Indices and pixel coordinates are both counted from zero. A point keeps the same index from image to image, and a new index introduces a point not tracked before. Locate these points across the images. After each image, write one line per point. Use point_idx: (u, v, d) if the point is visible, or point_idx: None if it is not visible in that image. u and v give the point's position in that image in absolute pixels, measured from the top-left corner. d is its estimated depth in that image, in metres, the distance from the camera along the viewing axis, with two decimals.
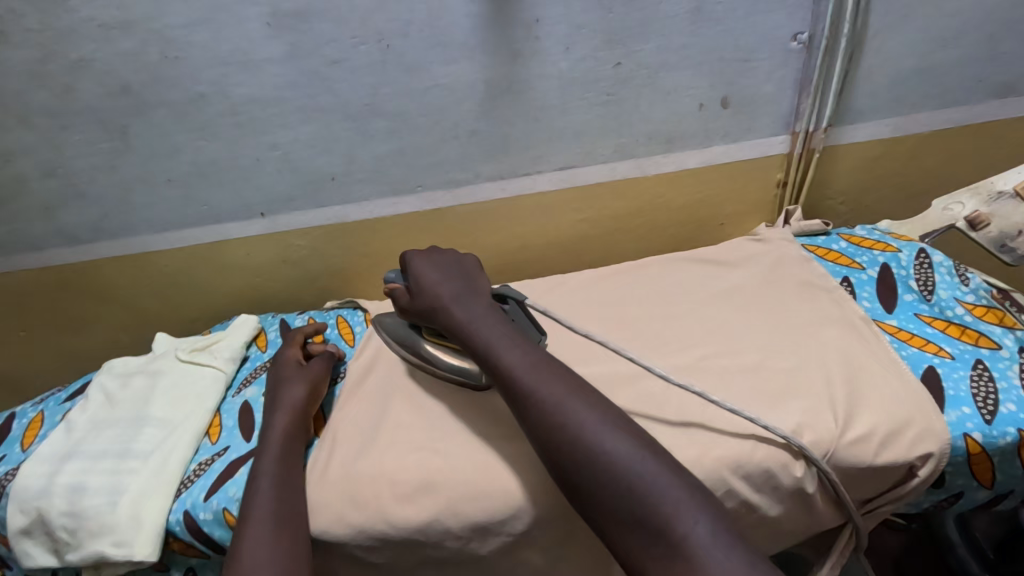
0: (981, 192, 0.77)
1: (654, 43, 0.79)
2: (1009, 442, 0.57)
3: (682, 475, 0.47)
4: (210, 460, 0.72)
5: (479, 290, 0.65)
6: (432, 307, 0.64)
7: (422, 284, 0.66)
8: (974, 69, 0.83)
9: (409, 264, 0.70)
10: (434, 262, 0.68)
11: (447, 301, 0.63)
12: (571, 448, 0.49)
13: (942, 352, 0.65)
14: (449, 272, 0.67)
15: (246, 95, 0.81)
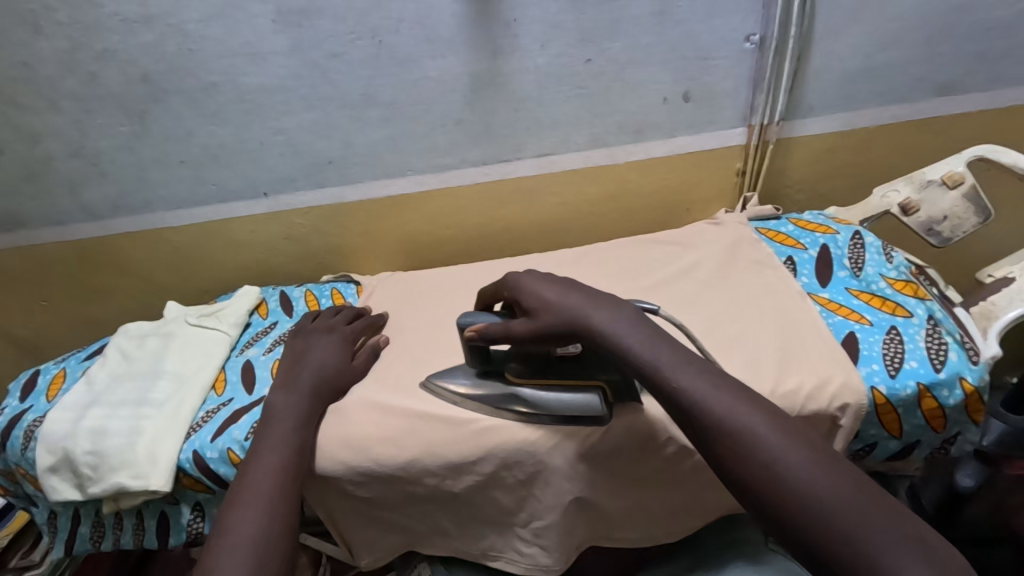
0: (914, 180, 0.85)
1: (622, 42, 0.88)
2: (909, 394, 0.66)
3: (898, 519, 0.39)
4: (216, 409, 0.80)
5: (614, 299, 0.57)
6: (568, 324, 0.56)
7: (546, 304, 0.58)
8: (914, 70, 0.91)
9: (519, 284, 0.62)
10: (549, 278, 0.61)
11: (582, 316, 0.56)
12: (758, 482, 0.44)
13: (863, 319, 0.74)
14: (572, 284, 0.59)
15: (253, 85, 0.89)
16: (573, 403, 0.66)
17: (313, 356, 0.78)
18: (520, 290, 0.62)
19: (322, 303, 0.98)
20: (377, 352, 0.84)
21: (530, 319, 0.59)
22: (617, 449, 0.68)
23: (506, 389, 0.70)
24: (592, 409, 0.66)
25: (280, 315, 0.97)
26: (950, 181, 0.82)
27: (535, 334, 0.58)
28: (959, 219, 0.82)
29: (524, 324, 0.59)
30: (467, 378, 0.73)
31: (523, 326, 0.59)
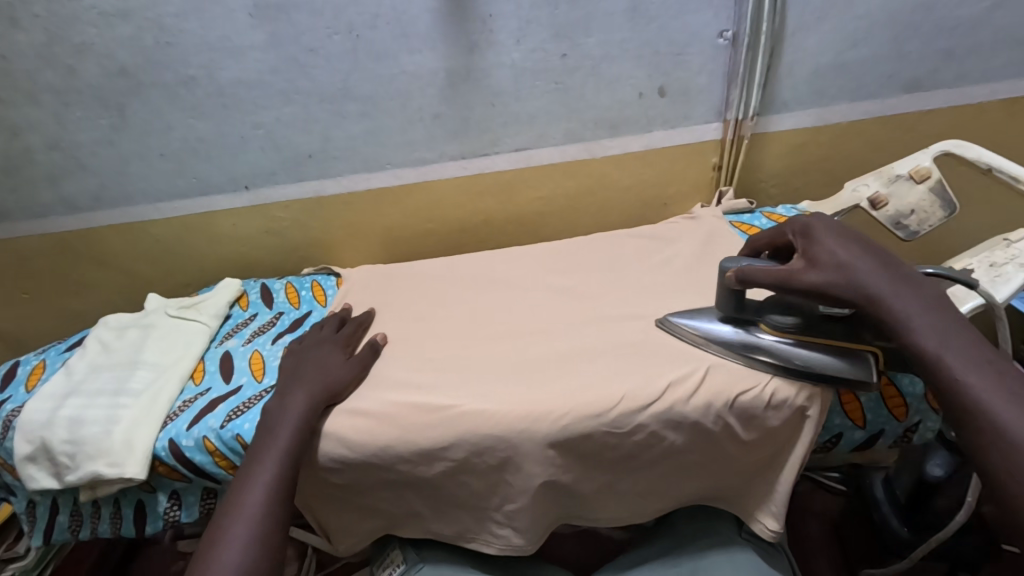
0: (883, 175, 0.87)
1: (596, 37, 0.89)
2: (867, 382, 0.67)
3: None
4: (194, 398, 0.81)
5: (915, 278, 0.59)
6: (844, 282, 0.58)
7: (839, 259, 0.59)
8: (885, 66, 0.93)
9: (813, 236, 0.63)
10: (844, 234, 0.61)
11: (870, 287, 0.57)
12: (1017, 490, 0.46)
13: None
14: (863, 248, 0.60)
15: (232, 79, 0.90)
16: (828, 363, 0.66)
17: (307, 366, 0.77)
18: (813, 243, 0.62)
19: (302, 295, 0.99)
20: (376, 350, 0.81)
21: (813, 268, 0.60)
22: (586, 436, 0.69)
23: (758, 341, 0.69)
24: (858, 373, 0.65)
25: (260, 307, 0.98)
26: (918, 175, 0.84)
27: (817, 286, 0.59)
28: (925, 213, 0.83)
29: (811, 273, 0.60)
30: (717, 326, 0.73)
31: (813, 276, 0.60)
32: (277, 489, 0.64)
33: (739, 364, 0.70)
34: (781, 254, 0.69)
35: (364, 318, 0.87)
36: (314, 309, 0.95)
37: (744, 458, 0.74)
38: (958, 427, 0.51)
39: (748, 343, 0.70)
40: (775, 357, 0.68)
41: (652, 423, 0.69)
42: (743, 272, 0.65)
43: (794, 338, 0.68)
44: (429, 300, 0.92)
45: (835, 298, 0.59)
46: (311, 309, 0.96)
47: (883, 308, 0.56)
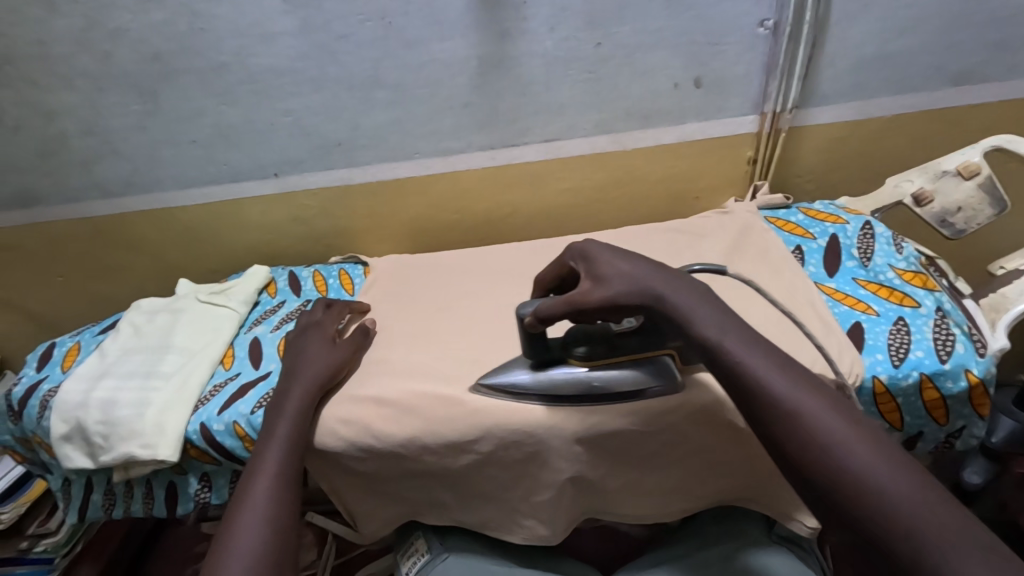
0: (928, 171, 0.84)
1: (631, 26, 0.87)
2: (910, 383, 0.65)
3: (974, 529, 0.38)
4: (224, 382, 0.82)
5: (675, 274, 0.58)
6: (634, 294, 0.56)
7: (622, 271, 0.58)
8: (932, 57, 0.89)
9: (591, 254, 0.62)
10: (617, 250, 0.61)
11: (650, 288, 0.56)
12: (815, 463, 0.44)
13: (869, 310, 0.73)
14: (632, 256, 0.60)
15: (262, 65, 0.90)
16: (648, 379, 0.67)
17: (302, 358, 0.77)
18: (590, 261, 0.61)
19: (329, 283, 1.00)
20: (367, 333, 0.83)
21: (598, 284, 0.58)
22: (615, 433, 0.68)
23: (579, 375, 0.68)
24: (670, 376, 0.67)
25: (288, 295, 0.98)
26: (967, 172, 0.80)
27: (609, 301, 0.57)
28: (973, 210, 0.80)
29: (598, 291, 0.58)
30: (521, 372, 0.70)
31: (599, 293, 0.57)
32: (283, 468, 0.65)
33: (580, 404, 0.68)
34: (567, 281, 0.67)
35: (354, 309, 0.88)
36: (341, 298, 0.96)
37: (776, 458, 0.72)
38: (755, 413, 0.49)
39: (558, 379, 0.69)
40: (608, 386, 0.68)
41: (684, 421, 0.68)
42: (541, 313, 0.62)
43: (607, 363, 0.68)
44: (457, 291, 0.91)
45: (634, 308, 0.57)
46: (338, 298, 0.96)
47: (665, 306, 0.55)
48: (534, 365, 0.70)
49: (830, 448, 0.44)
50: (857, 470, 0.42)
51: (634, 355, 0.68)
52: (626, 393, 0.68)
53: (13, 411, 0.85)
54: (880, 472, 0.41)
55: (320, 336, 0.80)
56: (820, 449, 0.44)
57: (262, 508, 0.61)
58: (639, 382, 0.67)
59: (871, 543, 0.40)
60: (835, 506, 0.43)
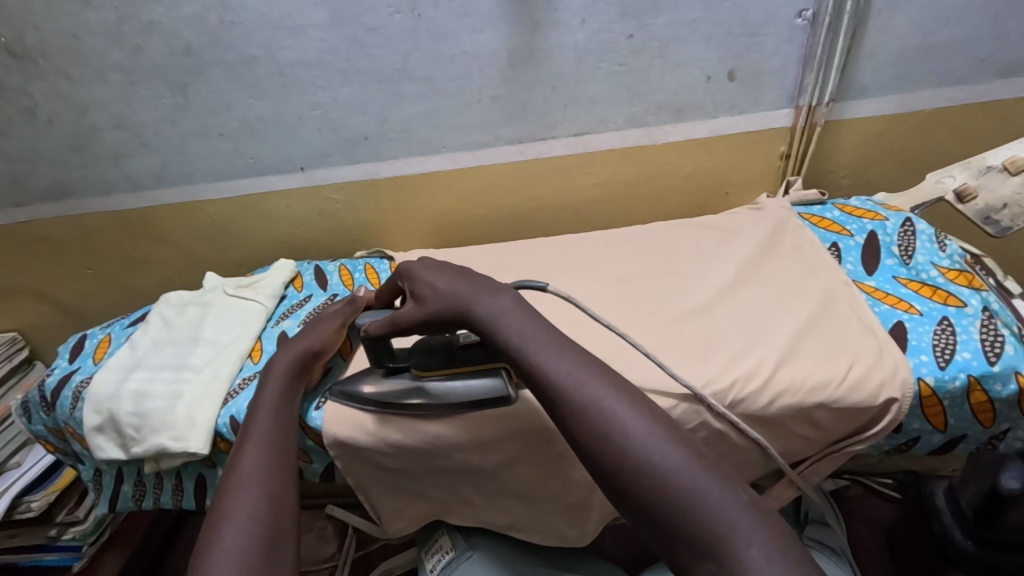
0: (971, 166, 0.81)
1: (666, 17, 0.85)
2: (958, 386, 0.63)
3: (734, 489, 0.41)
4: (253, 376, 0.82)
5: (497, 286, 0.58)
6: (448, 311, 0.59)
7: (435, 291, 0.60)
8: (978, 49, 0.87)
9: (413, 275, 0.64)
10: (438, 267, 0.63)
11: (463, 303, 0.57)
12: (611, 451, 0.44)
13: (912, 309, 0.71)
14: (454, 272, 0.62)
15: (292, 58, 0.90)
16: (476, 388, 0.68)
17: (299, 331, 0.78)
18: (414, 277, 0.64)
19: (354, 278, 0.99)
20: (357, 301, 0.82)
21: (419, 304, 0.61)
22: None
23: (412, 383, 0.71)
24: (497, 390, 0.68)
25: (314, 289, 0.98)
26: (1012, 167, 0.77)
27: (425, 320, 0.60)
28: (1020, 207, 0.78)
29: (415, 311, 0.61)
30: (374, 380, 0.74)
31: (416, 313, 0.61)
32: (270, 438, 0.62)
33: (408, 411, 0.71)
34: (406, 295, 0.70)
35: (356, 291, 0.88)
36: None
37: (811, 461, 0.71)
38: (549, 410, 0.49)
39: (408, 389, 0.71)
40: (432, 395, 0.70)
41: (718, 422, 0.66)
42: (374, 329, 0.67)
43: (441, 374, 0.70)
44: None
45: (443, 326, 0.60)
46: None
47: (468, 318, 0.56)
48: (387, 373, 0.73)
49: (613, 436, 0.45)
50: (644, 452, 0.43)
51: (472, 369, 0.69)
52: (460, 403, 0.69)
53: (45, 402, 0.86)
54: (658, 451, 0.43)
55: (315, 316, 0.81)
56: (604, 438, 0.45)
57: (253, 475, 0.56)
58: (465, 392, 0.69)
59: (647, 521, 0.42)
60: (620, 490, 0.44)
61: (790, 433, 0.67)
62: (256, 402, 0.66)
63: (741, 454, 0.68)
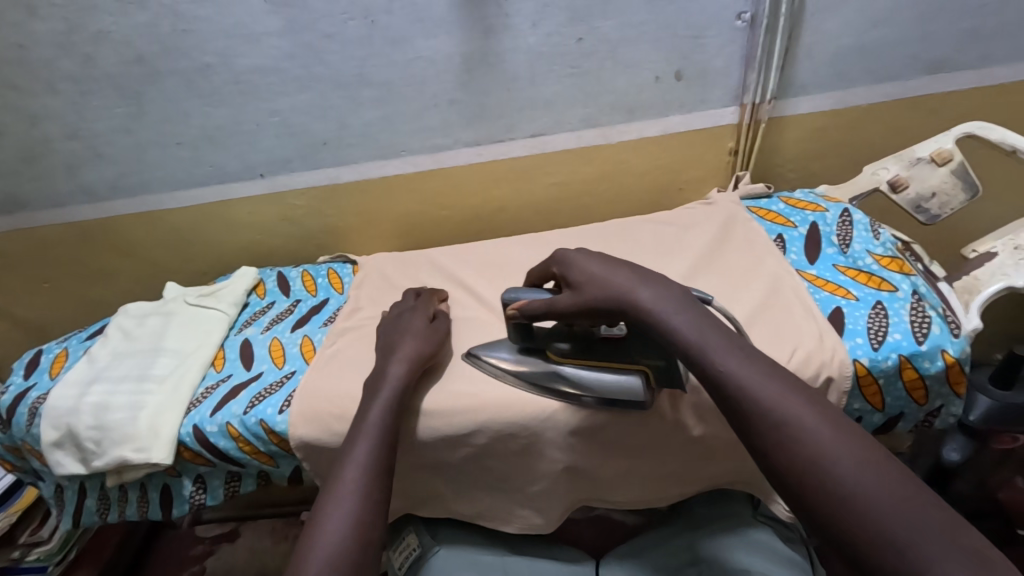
0: (903, 158, 0.86)
1: (614, 21, 0.88)
2: (890, 365, 0.68)
3: (933, 510, 0.38)
4: (216, 384, 0.82)
5: (660, 278, 0.58)
6: (607, 299, 0.58)
7: (593, 278, 0.61)
8: (906, 47, 0.92)
9: (568, 261, 0.65)
10: (592, 257, 0.63)
11: (624, 292, 0.57)
12: (779, 458, 0.44)
13: (849, 295, 0.75)
14: (611, 258, 0.62)
15: (248, 65, 0.90)
16: (610, 383, 0.67)
17: (394, 336, 0.76)
18: (564, 265, 0.65)
19: (318, 283, 1.00)
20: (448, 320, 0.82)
21: (576, 291, 0.62)
22: (607, 423, 0.70)
23: (547, 367, 0.70)
24: (631, 392, 0.66)
25: (277, 296, 0.99)
26: (940, 158, 0.83)
27: (582, 306, 0.60)
28: (947, 196, 0.83)
29: (570, 297, 0.62)
30: (509, 350, 0.75)
31: (569, 299, 0.62)
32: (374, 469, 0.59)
33: (528, 389, 0.71)
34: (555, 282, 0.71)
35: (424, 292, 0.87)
36: (331, 297, 0.96)
37: None
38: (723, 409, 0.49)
39: (533, 370, 0.71)
40: (563, 381, 0.69)
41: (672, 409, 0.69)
42: (519, 304, 0.68)
43: (577, 361, 0.69)
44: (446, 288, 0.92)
45: (602, 314, 0.60)
46: (328, 297, 0.97)
47: (632, 307, 0.56)
48: (520, 348, 0.74)
49: (787, 444, 0.44)
50: (813, 463, 0.42)
51: (611, 364, 0.67)
52: (587, 394, 0.67)
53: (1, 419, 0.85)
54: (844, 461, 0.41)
55: (417, 316, 0.79)
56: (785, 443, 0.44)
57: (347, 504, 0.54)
58: (595, 385, 0.67)
59: (820, 521, 0.41)
60: (799, 499, 0.42)
61: None
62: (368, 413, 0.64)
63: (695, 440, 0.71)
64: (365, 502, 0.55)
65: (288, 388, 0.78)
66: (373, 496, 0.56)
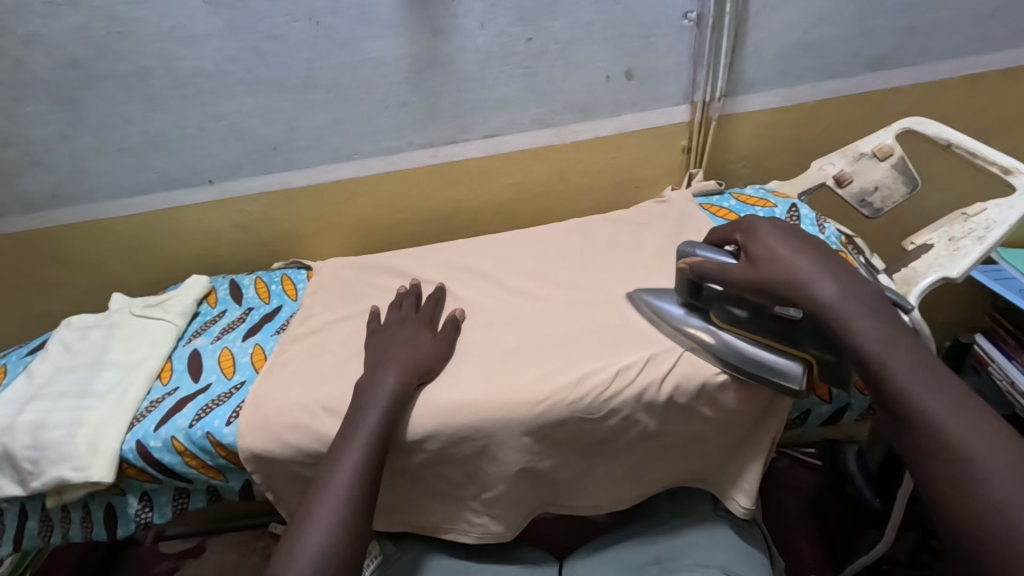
0: (848, 154, 0.88)
1: (562, 21, 0.88)
2: None
3: None
4: (161, 398, 0.80)
5: (842, 271, 0.58)
6: (785, 280, 0.59)
7: (776, 257, 0.60)
8: (849, 45, 0.94)
9: (752, 235, 0.64)
10: (784, 233, 0.62)
11: (805, 280, 0.58)
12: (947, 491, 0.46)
13: None
14: (807, 240, 0.62)
15: (190, 69, 0.87)
16: (774, 363, 0.65)
17: (389, 346, 0.75)
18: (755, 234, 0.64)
19: (271, 290, 0.98)
20: (457, 326, 0.79)
21: (754, 264, 0.62)
22: (560, 423, 0.69)
23: (705, 332, 0.69)
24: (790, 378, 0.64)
25: (229, 304, 0.96)
26: (881, 153, 0.85)
27: (757, 284, 0.60)
28: (889, 189, 0.85)
29: (745, 269, 0.62)
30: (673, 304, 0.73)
31: (745, 271, 0.62)
32: (356, 498, 0.62)
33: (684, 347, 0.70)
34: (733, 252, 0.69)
35: (438, 294, 0.84)
36: (284, 304, 0.94)
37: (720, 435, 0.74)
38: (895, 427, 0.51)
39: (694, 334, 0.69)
40: (720, 349, 0.67)
41: (624, 408, 0.69)
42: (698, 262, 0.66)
43: (737, 333, 0.68)
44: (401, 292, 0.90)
45: (774, 296, 0.60)
46: (282, 304, 0.95)
47: (807, 295, 0.57)
48: (685, 302, 0.72)
49: (966, 486, 0.45)
50: (996, 506, 0.43)
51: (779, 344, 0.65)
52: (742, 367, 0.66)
53: None
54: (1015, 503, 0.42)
55: (416, 329, 0.78)
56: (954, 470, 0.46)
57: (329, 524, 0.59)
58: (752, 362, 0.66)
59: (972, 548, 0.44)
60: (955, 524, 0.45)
61: (694, 412, 0.70)
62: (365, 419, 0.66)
63: (648, 436, 0.71)
64: (333, 534, 0.59)
65: (236, 398, 0.76)
66: (348, 527, 0.60)
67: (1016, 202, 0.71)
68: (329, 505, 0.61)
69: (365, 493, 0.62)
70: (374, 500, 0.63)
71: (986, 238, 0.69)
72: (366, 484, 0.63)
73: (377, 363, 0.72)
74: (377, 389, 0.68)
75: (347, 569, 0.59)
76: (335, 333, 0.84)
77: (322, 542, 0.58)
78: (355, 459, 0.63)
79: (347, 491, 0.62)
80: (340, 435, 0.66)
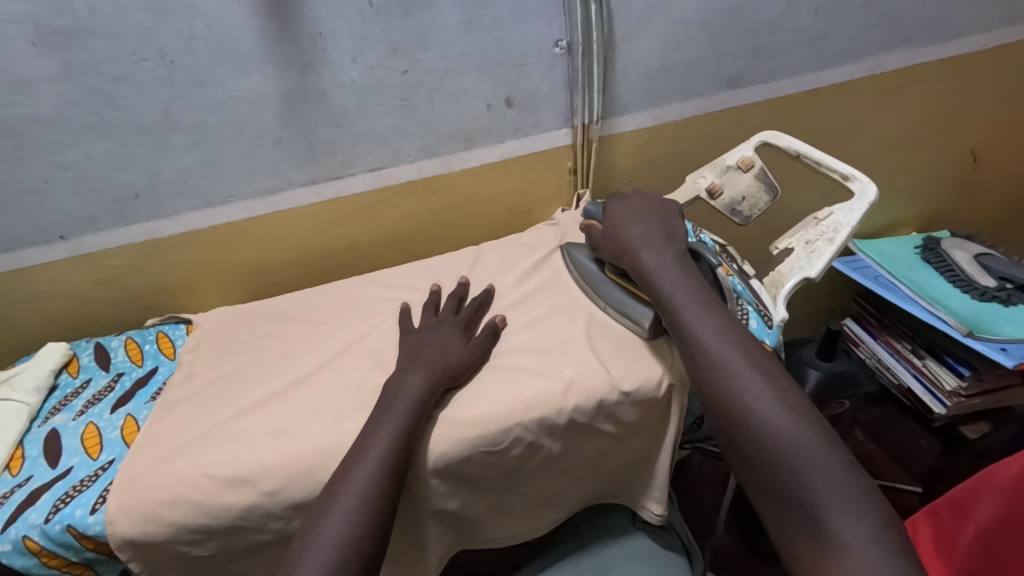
0: (716, 167, 0.94)
1: (435, 52, 0.88)
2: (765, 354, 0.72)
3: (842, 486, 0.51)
4: (9, 492, 0.70)
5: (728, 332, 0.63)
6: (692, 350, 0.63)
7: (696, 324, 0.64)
8: (706, 66, 1.01)
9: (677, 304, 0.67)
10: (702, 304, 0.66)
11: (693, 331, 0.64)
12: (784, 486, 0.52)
13: None
14: (649, 223, 0.78)
15: (22, 115, 0.78)
16: (629, 309, 0.76)
17: (420, 347, 0.74)
18: (637, 242, 0.75)
19: (145, 351, 0.89)
20: (496, 332, 0.77)
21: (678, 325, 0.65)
22: (463, 460, 0.67)
23: (596, 276, 0.82)
24: (638, 322, 0.75)
25: (94, 371, 0.86)
26: (744, 165, 0.92)
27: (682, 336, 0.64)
28: (754, 198, 0.92)
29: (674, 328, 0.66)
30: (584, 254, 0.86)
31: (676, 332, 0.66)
32: (381, 488, 0.59)
33: (579, 290, 0.84)
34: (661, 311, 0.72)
35: (483, 298, 0.82)
36: (160, 365, 0.86)
37: (625, 450, 0.75)
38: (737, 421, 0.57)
39: (588, 276, 0.83)
40: (599, 293, 0.80)
41: (528, 435, 0.68)
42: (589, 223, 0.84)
43: (616, 280, 0.80)
44: (290, 339, 0.85)
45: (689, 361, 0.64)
46: (158, 365, 0.86)
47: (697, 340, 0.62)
48: (590, 252, 0.85)
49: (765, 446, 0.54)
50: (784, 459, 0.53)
51: (643, 294, 0.76)
52: (612, 310, 0.78)
53: None
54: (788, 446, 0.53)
55: (453, 329, 0.76)
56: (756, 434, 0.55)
57: (354, 510, 0.57)
58: (619, 303, 0.78)
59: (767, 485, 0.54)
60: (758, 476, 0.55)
61: (597, 430, 0.71)
62: (394, 407, 0.65)
63: (554, 458, 0.71)
64: (358, 522, 0.57)
65: (103, 481, 0.68)
66: (367, 515, 0.57)
67: (856, 206, 0.79)
68: (354, 494, 0.59)
69: (378, 509, 0.58)
70: (389, 519, 0.59)
71: (835, 240, 0.77)
72: (392, 476, 0.60)
73: (402, 365, 0.72)
74: (404, 387, 0.67)
75: (369, 562, 0.56)
76: (216, 390, 0.78)
77: (343, 533, 0.56)
78: (384, 446, 0.62)
79: (372, 480, 0.59)
80: (350, 453, 0.62)
